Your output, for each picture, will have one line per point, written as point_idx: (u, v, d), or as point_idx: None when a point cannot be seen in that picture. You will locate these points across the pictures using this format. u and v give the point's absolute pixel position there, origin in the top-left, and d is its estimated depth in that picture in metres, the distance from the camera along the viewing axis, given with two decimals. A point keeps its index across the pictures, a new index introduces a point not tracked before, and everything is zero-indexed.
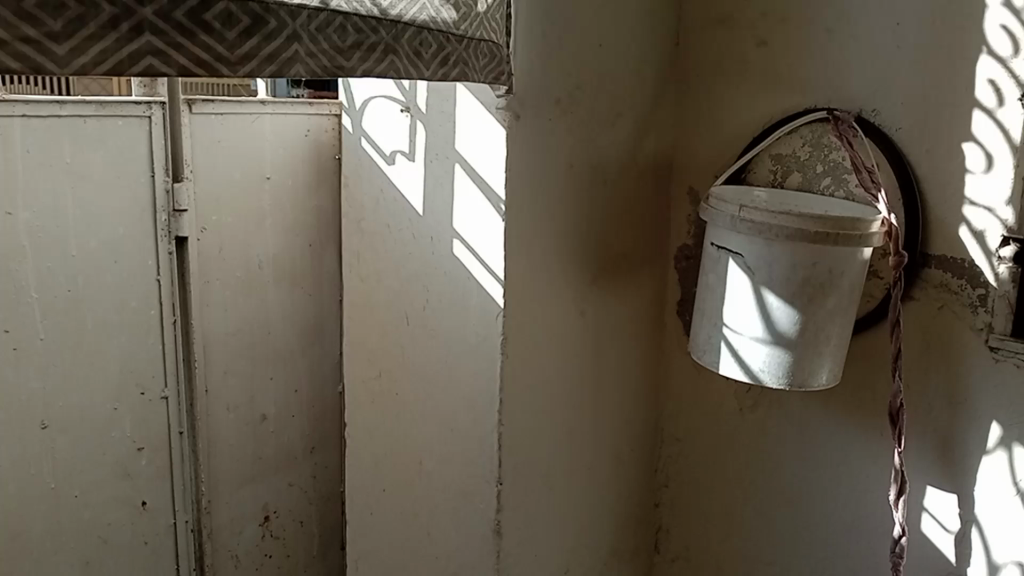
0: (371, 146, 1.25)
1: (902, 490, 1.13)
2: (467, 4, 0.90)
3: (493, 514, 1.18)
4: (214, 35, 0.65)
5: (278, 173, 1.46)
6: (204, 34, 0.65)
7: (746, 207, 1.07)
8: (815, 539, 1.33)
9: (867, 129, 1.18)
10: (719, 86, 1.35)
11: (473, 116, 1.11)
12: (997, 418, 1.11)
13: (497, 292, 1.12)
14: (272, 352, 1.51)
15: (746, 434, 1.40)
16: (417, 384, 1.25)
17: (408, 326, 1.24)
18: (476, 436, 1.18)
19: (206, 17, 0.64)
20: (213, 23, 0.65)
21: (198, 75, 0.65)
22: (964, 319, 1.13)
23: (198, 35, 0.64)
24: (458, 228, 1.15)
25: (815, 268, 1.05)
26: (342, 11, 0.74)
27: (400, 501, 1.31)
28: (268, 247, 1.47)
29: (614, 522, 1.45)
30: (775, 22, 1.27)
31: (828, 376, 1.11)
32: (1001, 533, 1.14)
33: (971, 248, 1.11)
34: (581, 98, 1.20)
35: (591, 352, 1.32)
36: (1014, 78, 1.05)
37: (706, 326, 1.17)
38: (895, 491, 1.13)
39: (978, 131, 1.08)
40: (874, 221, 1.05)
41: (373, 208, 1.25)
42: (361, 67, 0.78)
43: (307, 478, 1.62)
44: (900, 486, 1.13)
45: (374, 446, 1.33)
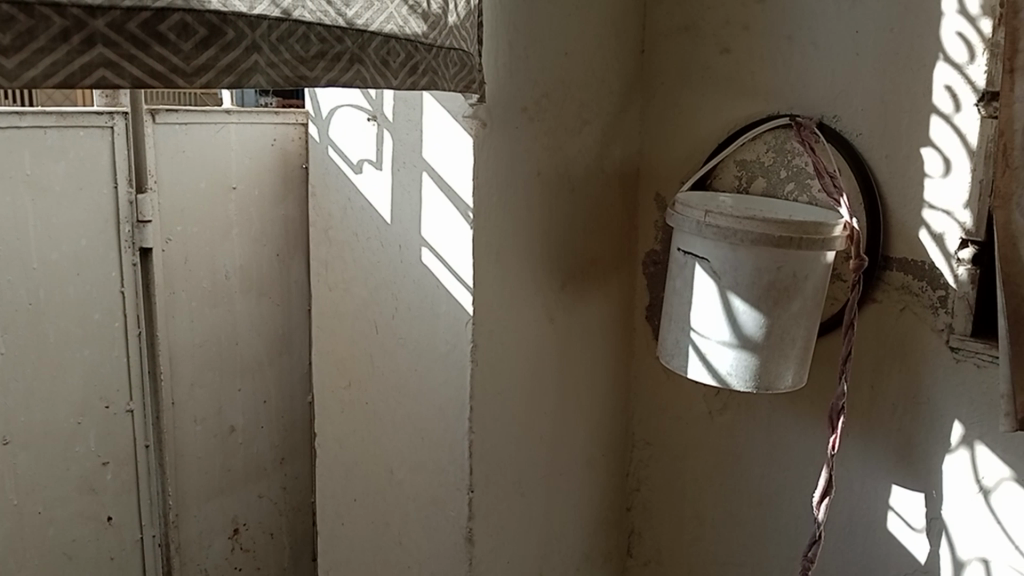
0: (338, 155, 1.24)
1: (826, 493, 1.11)
2: (436, 14, 0.90)
3: (465, 522, 1.18)
4: (169, 46, 0.65)
5: (244, 183, 1.44)
6: (159, 45, 0.64)
7: (711, 212, 1.09)
8: (785, 540, 1.35)
9: (828, 134, 1.19)
10: (684, 92, 1.36)
11: (440, 125, 1.11)
12: (958, 417, 1.13)
13: (466, 299, 1.12)
14: (240, 363, 1.50)
15: (716, 436, 1.42)
16: (387, 393, 1.24)
17: (377, 335, 1.24)
18: (447, 444, 1.18)
19: (162, 29, 0.64)
20: (169, 34, 0.64)
21: (153, 86, 0.64)
22: (925, 321, 1.15)
23: (153, 47, 0.64)
24: (426, 236, 1.15)
25: (779, 272, 1.06)
26: (304, 21, 0.74)
27: (371, 511, 1.30)
28: (235, 257, 1.45)
29: (586, 527, 1.46)
30: (738, 29, 1.29)
31: (794, 378, 1.12)
32: (964, 531, 1.16)
33: (931, 251, 1.13)
34: (548, 105, 1.21)
35: (562, 358, 1.33)
36: (969, 84, 1.07)
37: (674, 331, 1.18)
38: (820, 493, 1.12)
39: (936, 136, 1.11)
40: (837, 225, 1.07)
41: (341, 217, 1.25)
42: (326, 76, 0.77)
43: (277, 489, 1.61)
44: (826, 488, 1.12)
45: (344, 456, 1.32)
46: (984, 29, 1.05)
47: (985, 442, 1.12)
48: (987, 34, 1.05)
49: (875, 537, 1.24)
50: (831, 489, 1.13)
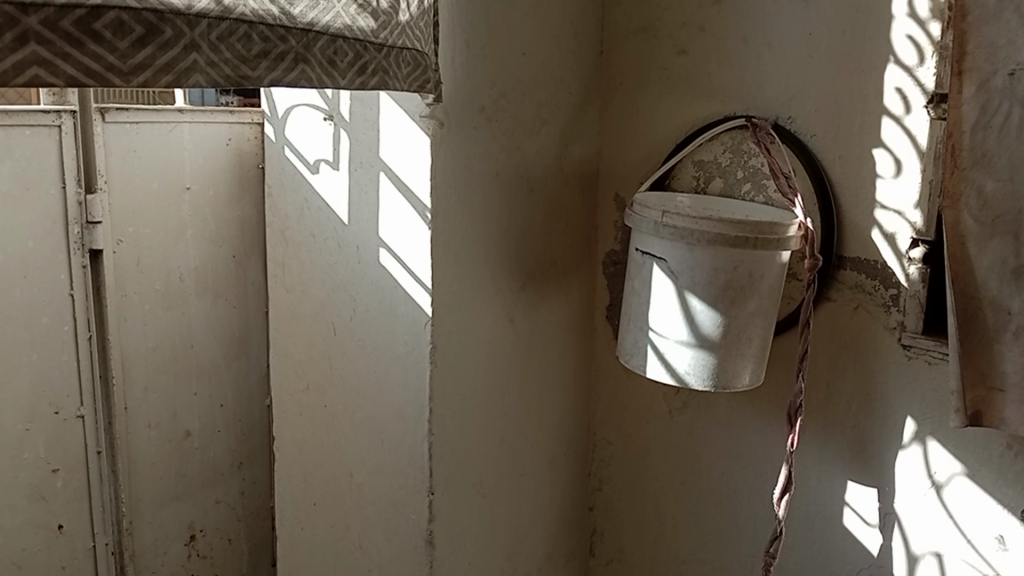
0: (294, 155, 1.22)
1: (786, 490, 1.14)
2: (387, 12, 0.89)
3: (425, 524, 1.17)
4: (104, 43, 0.64)
5: (198, 184, 1.42)
6: (93, 43, 0.64)
7: (669, 213, 1.09)
8: (743, 537, 1.36)
9: (783, 135, 1.21)
10: (642, 93, 1.37)
11: (397, 125, 1.11)
12: (911, 414, 1.15)
13: (425, 300, 1.12)
14: (195, 367, 1.47)
15: (676, 435, 1.43)
16: (346, 396, 1.23)
17: (335, 337, 1.22)
18: (407, 446, 1.18)
19: (96, 26, 0.64)
20: (103, 32, 0.64)
21: (87, 85, 0.64)
22: (877, 319, 1.17)
23: (86, 45, 0.63)
24: (384, 237, 1.14)
25: (735, 272, 1.07)
26: (246, 19, 0.74)
27: (330, 515, 1.29)
28: (189, 258, 1.43)
29: (547, 527, 1.46)
30: (694, 31, 1.30)
31: (751, 376, 1.13)
32: (917, 525, 1.18)
33: (884, 250, 1.15)
34: (507, 106, 1.21)
35: (522, 360, 1.33)
36: (919, 86, 1.09)
37: (633, 330, 1.19)
38: (779, 490, 1.15)
39: (887, 137, 1.13)
40: (792, 225, 1.08)
41: (298, 217, 1.23)
42: (269, 76, 0.77)
43: (235, 494, 1.59)
44: (785, 486, 1.14)
45: (302, 460, 1.31)
46: (933, 32, 1.07)
47: (936, 437, 1.14)
48: (935, 37, 1.07)
49: (831, 532, 1.26)
50: (790, 487, 1.16)
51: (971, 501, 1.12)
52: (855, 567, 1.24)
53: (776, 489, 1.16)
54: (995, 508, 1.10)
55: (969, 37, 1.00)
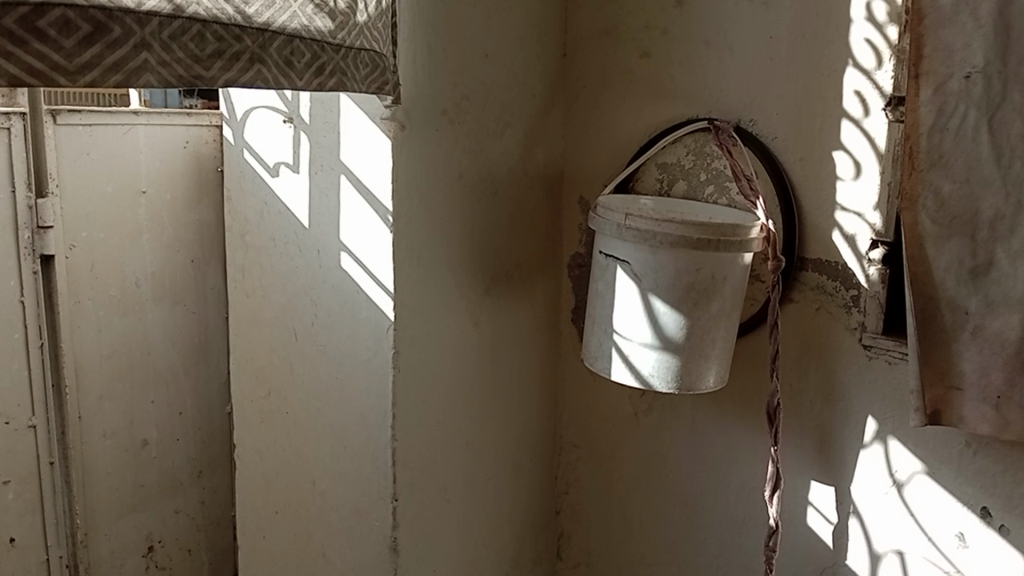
0: (253, 158, 1.20)
1: (777, 486, 1.16)
2: (344, 13, 0.88)
3: (389, 531, 1.16)
4: (50, 42, 0.63)
5: (154, 188, 1.39)
6: (39, 42, 0.63)
7: (632, 215, 1.09)
8: (709, 538, 1.37)
9: (745, 138, 1.21)
10: (605, 96, 1.37)
11: (358, 127, 1.09)
12: (872, 413, 1.16)
13: (387, 305, 1.10)
14: (153, 374, 1.44)
15: (642, 437, 1.43)
16: (308, 402, 1.21)
17: (296, 342, 1.20)
18: (370, 452, 1.16)
19: (41, 24, 0.63)
20: (49, 30, 0.63)
21: (31, 84, 0.63)
22: (838, 319, 1.18)
23: (31, 43, 0.63)
24: (346, 241, 1.13)
25: (698, 274, 1.07)
26: (199, 19, 0.73)
27: (293, 523, 1.27)
28: (145, 263, 1.40)
29: (513, 532, 1.45)
30: (657, 34, 1.31)
31: (714, 378, 1.14)
32: (879, 523, 1.19)
33: (844, 252, 1.16)
34: (469, 108, 1.20)
35: (487, 364, 1.32)
36: (878, 89, 1.10)
37: (597, 333, 1.18)
38: (770, 487, 1.16)
39: (847, 140, 1.14)
40: (754, 226, 1.09)
41: (257, 221, 1.21)
42: (223, 76, 0.76)
43: (194, 504, 1.55)
44: (775, 483, 1.16)
45: (264, 468, 1.29)
46: (891, 35, 1.08)
47: (897, 437, 1.15)
48: (893, 40, 1.08)
49: (796, 532, 1.27)
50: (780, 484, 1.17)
51: (931, 498, 1.13)
52: (820, 566, 1.25)
53: (767, 486, 1.17)
54: (955, 506, 1.12)
55: (926, 40, 1.01)
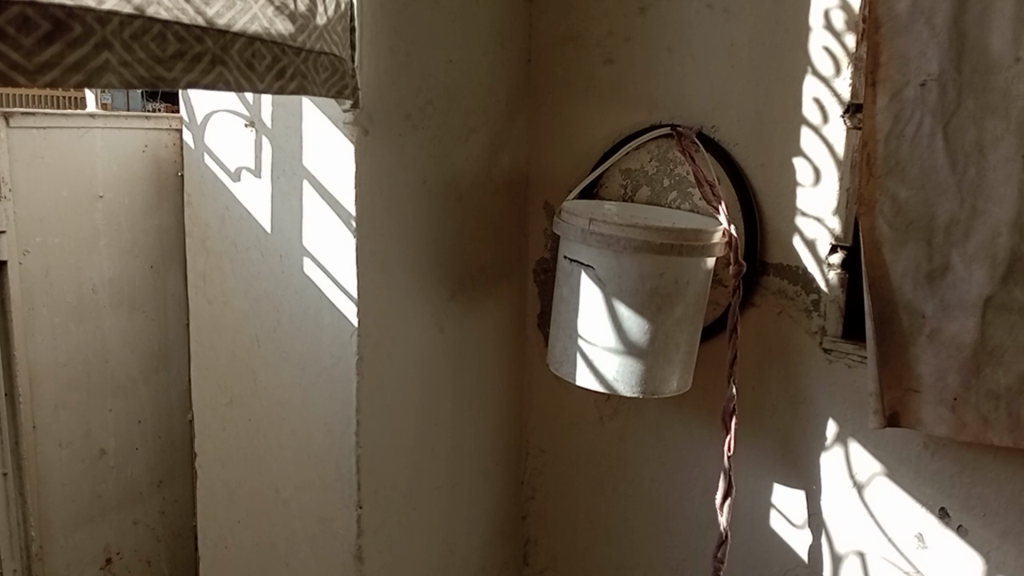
0: (214, 162, 1.18)
1: (728, 493, 1.17)
2: (305, 16, 0.87)
3: (354, 539, 1.15)
4: (9, 41, 0.63)
5: (111, 192, 1.33)
6: None
7: (596, 220, 1.10)
8: (675, 541, 1.37)
9: (707, 144, 1.23)
10: (569, 102, 1.38)
11: (320, 132, 1.08)
12: (832, 416, 1.18)
13: (351, 311, 1.09)
14: (110, 384, 1.38)
15: (607, 442, 1.43)
16: (269, 409, 1.20)
17: (258, 349, 1.19)
18: (333, 459, 1.15)
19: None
20: (8, 28, 0.63)
21: None
22: (799, 324, 1.19)
23: None
24: (308, 246, 1.12)
25: (662, 279, 1.08)
26: (160, 19, 0.73)
27: (256, 532, 1.25)
28: (103, 269, 1.34)
29: (479, 538, 1.44)
30: (620, 40, 1.31)
31: (677, 383, 1.14)
32: (840, 525, 1.20)
33: (804, 257, 1.18)
34: (433, 113, 1.20)
35: (452, 369, 1.31)
36: (836, 96, 1.12)
37: (562, 338, 1.18)
38: (721, 494, 1.17)
39: (806, 147, 1.15)
40: (716, 231, 1.10)
41: (219, 227, 1.19)
42: (185, 78, 0.76)
43: (154, 514, 1.49)
44: (726, 490, 1.17)
45: (225, 477, 1.27)
46: (848, 44, 1.10)
47: (857, 439, 1.17)
48: (850, 48, 1.10)
49: (759, 535, 1.28)
50: (732, 491, 1.18)
51: (891, 499, 1.15)
52: (783, 568, 1.26)
53: (718, 493, 1.18)
54: (914, 507, 1.14)
55: (883, 49, 1.02)
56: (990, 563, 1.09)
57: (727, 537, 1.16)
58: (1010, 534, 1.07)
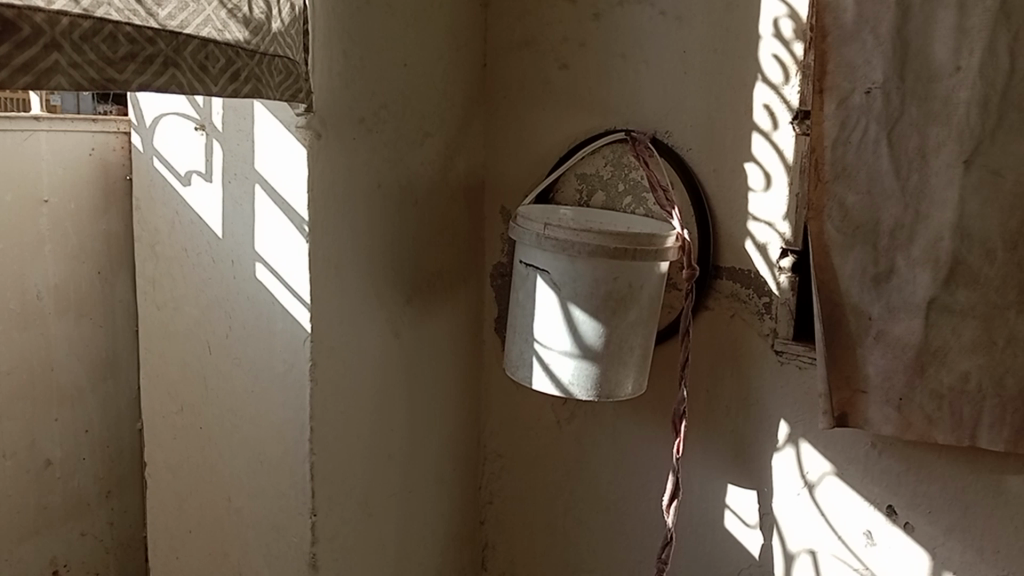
0: (164, 166, 1.16)
1: (675, 495, 1.18)
2: (258, 19, 0.86)
3: (308, 547, 1.14)
4: None
5: (57, 197, 1.26)
6: None
7: (551, 224, 1.10)
8: (632, 543, 1.38)
9: (661, 149, 1.24)
10: (524, 107, 1.39)
11: (272, 135, 1.07)
12: (784, 418, 1.20)
13: (304, 316, 1.08)
14: (55, 391, 1.30)
15: (565, 444, 1.44)
16: (222, 417, 1.17)
17: (210, 356, 1.16)
18: (287, 467, 1.14)
19: None
20: None
21: None
22: (751, 326, 1.21)
23: None
24: (260, 251, 1.10)
25: (616, 283, 1.09)
26: (110, 19, 0.71)
27: (208, 542, 1.23)
28: (48, 273, 1.27)
29: (436, 544, 1.44)
30: (575, 46, 1.32)
31: (632, 386, 1.15)
32: (792, 524, 1.22)
33: (756, 260, 1.20)
34: (387, 117, 1.19)
35: (408, 374, 1.31)
36: (785, 103, 1.15)
37: (518, 343, 1.19)
38: (668, 496, 1.18)
39: (757, 152, 1.17)
40: (669, 236, 1.11)
41: (169, 232, 1.17)
42: (137, 80, 0.74)
43: (103, 525, 1.41)
44: (673, 492, 1.18)
45: (177, 486, 1.24)
46: (797, 52, 1.13)
47: (808, 439, 1.19)
48: (798, 56, 1.12)
49: (715, 536, 1.29)
50: (679, 493, 1.19)
51: (841, 498, 1.17)
52: (737, 568, 1.28)
53: (666, 495, 1.20)
54: (863, 506, 1.16)
55: (829, 57, 1.05)
56: (935, 559, 1.11)
57: (672, 537, 1.17)
58: (955, 530, 1.10)
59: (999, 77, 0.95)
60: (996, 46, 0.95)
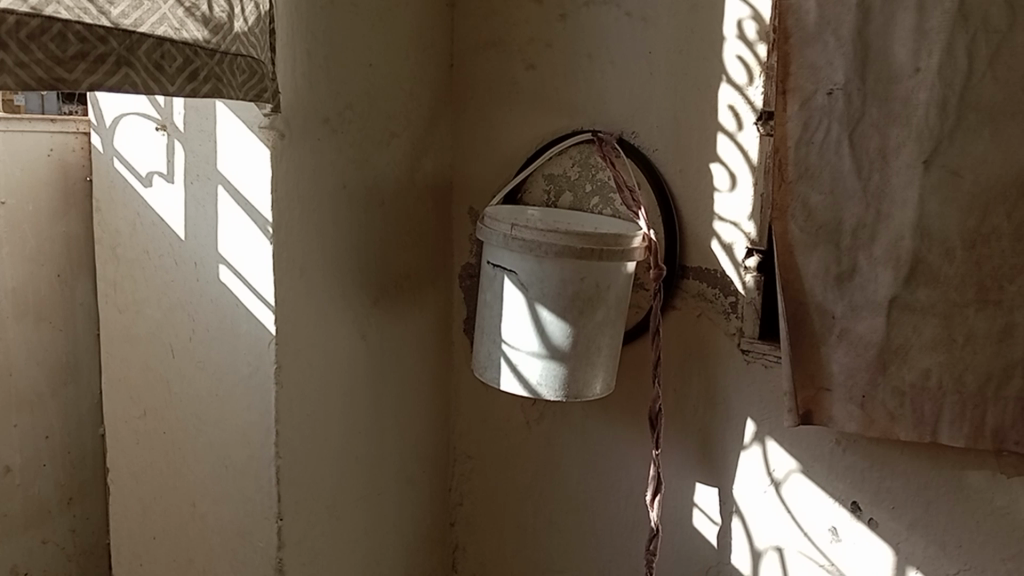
0: (125, 167, 1.14)
1: (658, 490, 1.19)
2: (219, 18, 0.85)
3: (274, 552, 1.13)
4: None
5: (14, 198, 1.23)
6: None
7: (518, 225, 1.10)
8: (602, 543, 1.39)
9: (627, 149, 1.24)
10: (491, 107, 1.38)
11: (234, 136, 1.06)
12: (750, 416, 1.21)
13: (269, 319, 1.07)
14: (14, 397, 1.27)
15: (534, 445, 1.44)
16: (186, 422, 1.16)
17: (173, 360, 1.15)
18: (252, 471, 1.12)
19: None
20: None
21: None
22: (718, 325, 1.22)
23: None
24: (224, 253, 1.09)
25: (583, 283, 1.09)
26: (60, 18, 0.70)
27: (172, 548, 1.21)
28: (7, 276, 1.24)
29: (406, 547, 1.43)
30: (541, 46, 1.32)
31: (600, 386, 1.16)
32: (759, 522, 1.23)
33: (722, 260, 1.21)
34: (353, 117, 1.18)
35: (375, 376, 1.30)
36: (749, 103, 1.16)
37: (486, 344, 1.18)
38: (651, 492, 1.19)
39: (722, 153, 1.18)
40: (635, 236, 1.11)
41: (131, 234, 1.15)
42: (88, 79, 0.73)
43: (65, 532, 1.37)
44: (656, 488, 1.19)
45: (140, 492, 1.22)
46: (760, 53, 1.14)
47: (774, 437, 1.20)
48: (762, 57, 1.13)
49: (683, 534, 1.29)
50: (661, 489, 1.20)
51: (806, 495, 1.18)
52: (705, 566, 1.29)
53: (648, 490, 1.21)
54: (828, 502, 1.17)
55: (792, 58, 1.06)
56: (899, 554, 1.13)
57: (659, 530, 1.18)
58: (917, 526, 1.11)
59: (957, 78, 0.96)
60: (954, 48, 0.96)
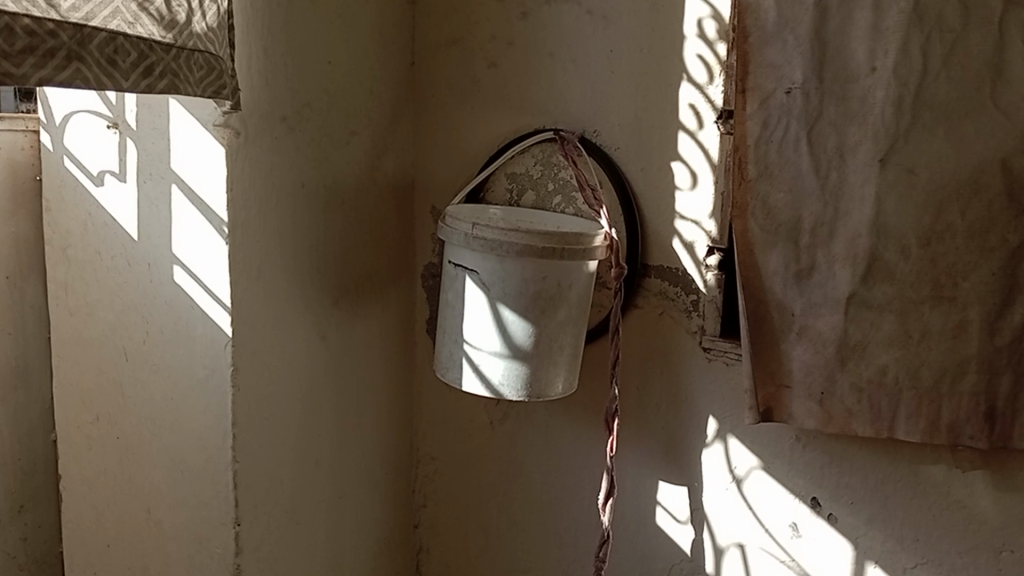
0: (75, 166, 1.11)
1: (609, 494, 1.19)
2: (175, 13, 0.83)
3: (232, 558, 1.11)
4: None
5: None
6: None
7: (479, 224, 1.09)
8: (566, 543, 1.38)
9: (589, 148, 1.24)
10: (453, 106, 1.37)
11: (188, 133, 1.04)
12: (712, 414, 1.21)
13: (225, 321, 1.05)
14: None
15: (497, 445, 1.43)
16: (141, 427, 1.13)
17: (127, 363, 1.12)
18: (209, 475, 1.10)
19: None
20: None
21: None
22: (680, 324, 1.22)
23: None
24: (178, 253, 1.07)
25: (545, 282, 1.08)
26: (7, 11, 0.68)
27: (128, 554, 1.18)
28: None
29: (368, 549, 1.41)
30: (503, 45, 1.32)
31: (562, 385, 1.15)
32: (721, 519, 1.23)
33: (683, 258, 1.21)
34: (311, 115, 1.17)
35: (336, 378, 1.28)
36: (709, 102, 1.16)
37: (448, 344, 1.17)
38: (603, 494, 1.18)
39: (683, 151, 1.19)
40: (597, 235, 1.11)
41: (81, 234, 1.12)
42: (36, 74, 0.71)
43: (16, 541, 1.32)
44: (608, 489, 1.18)
45: (94, 498, 1.19)
46: (720, 52, 1.14)
47: (735, 435, 1.20)
48: (722, 57, 1.14)
49: (647, 532, 1.30)
50: (613, 491, 1.20)
51: (767, 492, 1.19)
52: (668, 564, 1.29)
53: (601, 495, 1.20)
54: (789, 499, 1.18)
55: (751, 58, 1.06)
56: (858, 549, 1.14)
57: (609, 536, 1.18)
58: (875, 521, 1.13)
59: (912, 77, 0.98)
60: (909, 48, 0.97)
